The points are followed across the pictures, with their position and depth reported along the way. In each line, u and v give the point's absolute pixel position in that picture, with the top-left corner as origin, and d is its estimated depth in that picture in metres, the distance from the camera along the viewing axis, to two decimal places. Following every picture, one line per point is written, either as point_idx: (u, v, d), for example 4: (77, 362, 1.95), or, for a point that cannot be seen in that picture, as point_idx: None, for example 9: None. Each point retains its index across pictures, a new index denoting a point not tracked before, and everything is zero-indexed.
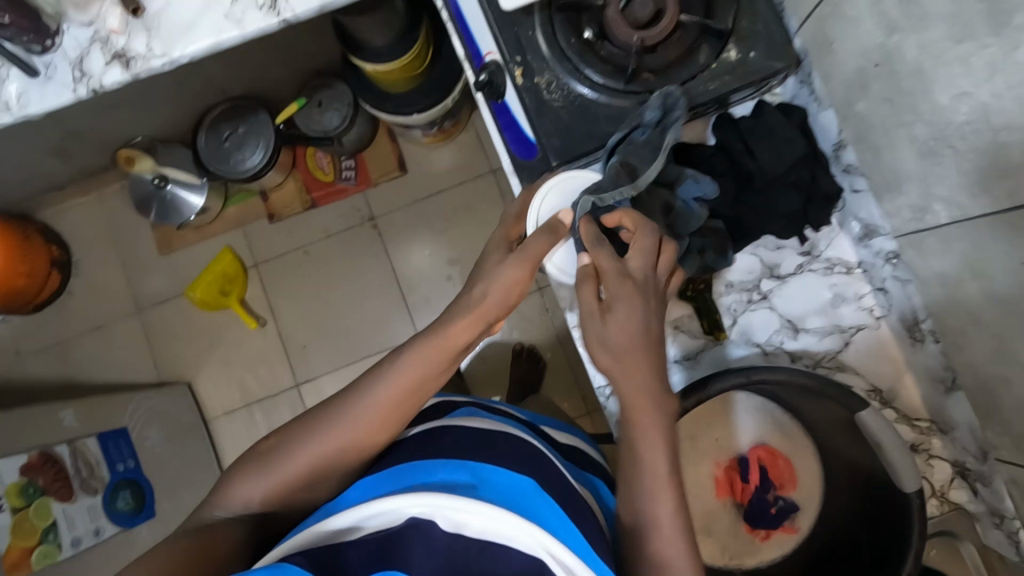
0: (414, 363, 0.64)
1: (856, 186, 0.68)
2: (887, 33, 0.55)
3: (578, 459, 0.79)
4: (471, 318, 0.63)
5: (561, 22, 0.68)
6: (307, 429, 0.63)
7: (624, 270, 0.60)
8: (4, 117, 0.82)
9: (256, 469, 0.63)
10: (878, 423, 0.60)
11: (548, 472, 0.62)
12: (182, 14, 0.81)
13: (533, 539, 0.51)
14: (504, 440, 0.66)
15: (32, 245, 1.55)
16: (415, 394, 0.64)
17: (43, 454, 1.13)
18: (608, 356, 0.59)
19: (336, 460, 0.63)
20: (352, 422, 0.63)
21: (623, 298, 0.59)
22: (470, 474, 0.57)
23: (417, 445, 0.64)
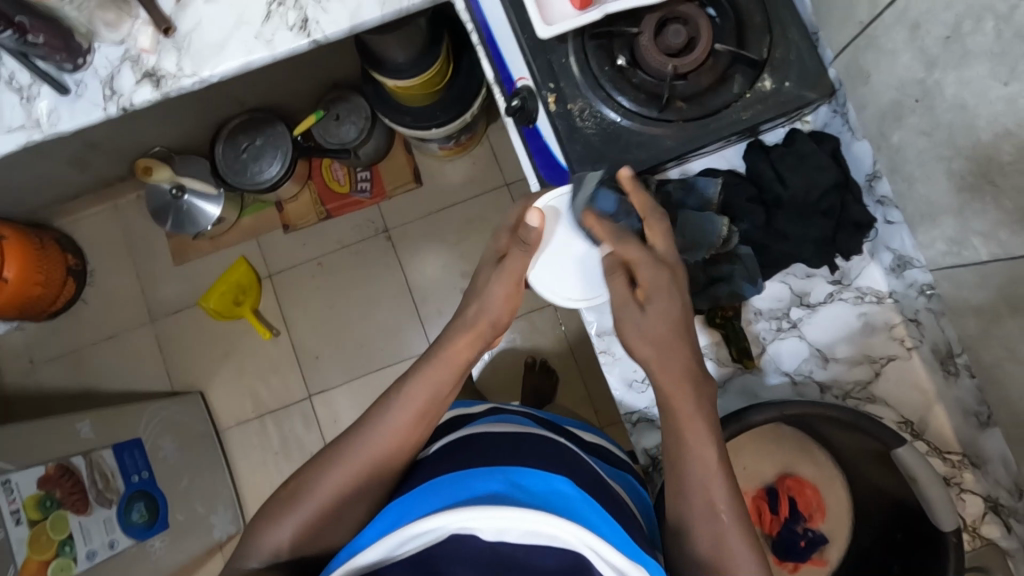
0: (423, 383, 0.68)
1: (890, 218, 0.68)
2: (926, 70, 0.54)
3: (603, 453, 0.78)
4: (471, 334, 0.69)
5: (594, 50, 0.69)
6: (327, 464, 0.65)
7: (657, 258, 0.62)
8: (34, 134, 0.82)
9: (282, 513, 0.63)
10: (916, 462, 0.59)
11: (574, 473, 0.63)
12: (212, 34, 0.81)
13: (573, 536, 0.50)
14: (527, 444, 0.66)
15: (49, 254, 1.56)
16: (429, 410, 0.67)
17: (61, 465, 1.13)
18: (643, 347, 0.60)
19: (361, 488, 0.64)
20: (371, 446, 0.65)
21: (658, 287, 0.60)
22: (501, 480, 0.56)
23: (445, 457, 0.65)
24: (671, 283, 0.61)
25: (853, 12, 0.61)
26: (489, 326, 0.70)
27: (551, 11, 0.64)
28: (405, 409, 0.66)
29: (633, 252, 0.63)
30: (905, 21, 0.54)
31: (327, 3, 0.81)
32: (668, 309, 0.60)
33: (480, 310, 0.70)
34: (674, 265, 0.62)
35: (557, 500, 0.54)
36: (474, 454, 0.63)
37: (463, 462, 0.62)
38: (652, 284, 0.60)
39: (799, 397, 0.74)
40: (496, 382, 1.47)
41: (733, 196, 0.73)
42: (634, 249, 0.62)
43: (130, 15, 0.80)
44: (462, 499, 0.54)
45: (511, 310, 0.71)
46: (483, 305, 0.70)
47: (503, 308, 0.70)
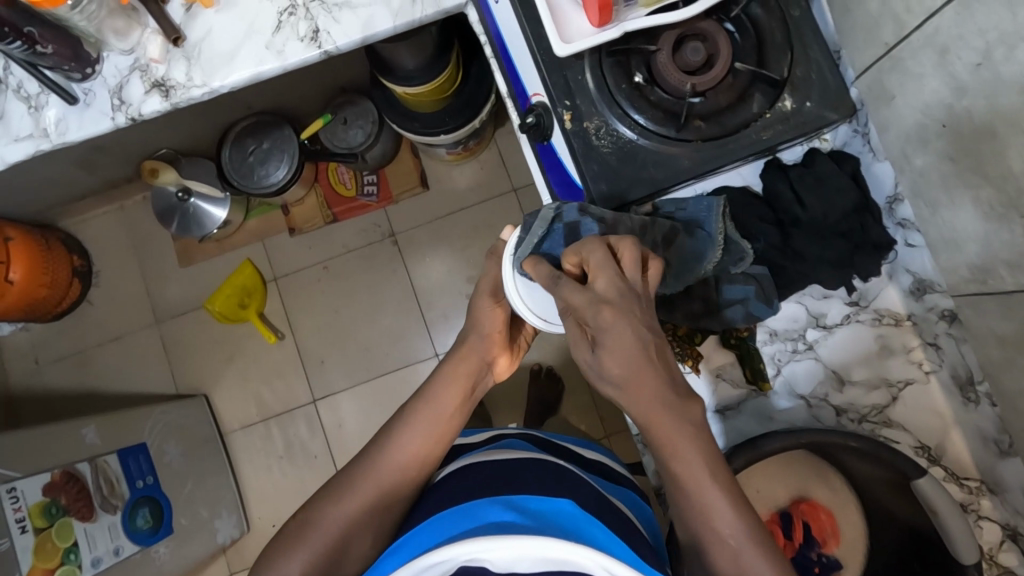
0: (427, 403, 0.74)
1: (910, 241, 0.67)
2: (955, 96, 0.53)
3: (607, 472, 0.79)
4: (462, 358, 0.78)
5: (612, 66, 0.67)
6: (338, 494, 0.67)
7: (598, 297, 0.52)
8: (42, 144, 0.81)
9: (293, 545, 0.63)
10: (936, 492, 0.60)
11: (583, 496, 0.63)
12: (222, 44, 0.80)
13: (593, 562, 0.48)
14: (534, 469, 0.66)
15: (54, 255, 1.55)
16: (434, 432, 0.72)
17: (66, 472, 1.12)
18: (609, 387, 0.51)
19: (373, 512, 0.66)
20: (382, 470, 0.69)
21: (606, 328, 0.49)
22: (511, 509, 0.55)
23: (455, 482, 0.66)
24: (622, 314, 0.50)
25: (877, 33, 0.60)
26: (485, 353, 0.79)
27: (568, 28, 0.63)
28: (413, 432, 0.72)
29: (576, 297, 0.53)
30: (933, 46, 0.53)
31: (338, 14, 0.79)
32: (618, 344, 0.48)
33: (473, 337, 0.79)
34: (625, 294, 0.51)
35: (569, 526, 0.54)
36: (481, 481, 0.63)
37: (473, 490, 0.62)
38: (600, 324, 0.50)
39: (814, 419, 0.73)
40: (502, 390, 1.46)
41: (749, 215, 0.71)
42: (574, 293, 0.53)
43: (139, 24, 0.80)
44: (475, 528, 0.53)
45: (506, 337, 0.80)
46: (478, 336, 0.79)
47: (496, 337, 0.79)
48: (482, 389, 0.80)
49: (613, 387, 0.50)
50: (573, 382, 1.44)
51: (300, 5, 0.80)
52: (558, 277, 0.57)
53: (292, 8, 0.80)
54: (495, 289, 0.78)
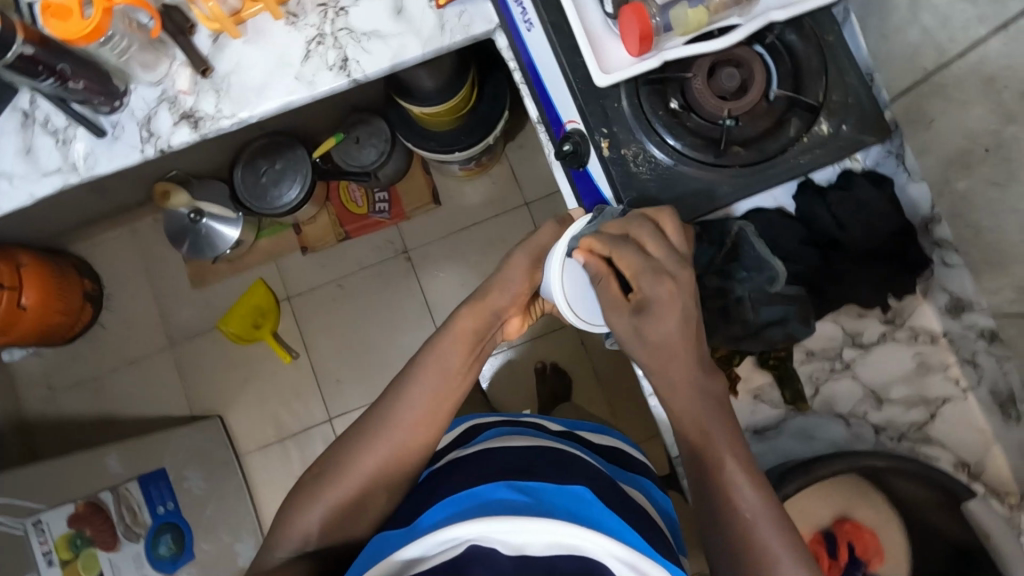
0: (437, 359, 0.71)
1: (948, 261, 0.68)
2: (1002, 123, 0.54)
3: (624, 459, 0.78)
4: (475, 307, 0.73)
5: (649, 93, 0.68)
6: (350, 451, 0.68)
7: (657, 266, 0.60)
8: (71, 177, 0.81)
9: (310, 502, 0.66)
10: (985, 513, 0.62)
11: (599, 487, 0.62)
12: (251, 75, 0.80)
13: (589, 543, 0.50)
14: (550, 457, 0.66)
15: (68, 280, 1.54)
16: (445, 393, 0.70)
17: (90, 503, 1.13)
18: (644, 350, 0.61)
19: (386, 473, 0.67)
20: (392, 428, 0.68)
21: (661, 298, 0.59)
22: (523, 493, 0.56)
23: (466, 466, 0.65)
24: (674, 292, 0.59)
25: (916, 59, 0.62)
26: (502, 307, 0.74)
27: (607, 59, 0.65)
28: (422, 391, 0.69)
29: (628, 260, 0.61)
30: (978, 73, 0.55)
31: (367, 43, 0.80)
32: (667, 316, 0.59)
33: (491, 290, 0.74)
34: (679, 264, 0.61)
35: (580, 513, 0.55)
36: (494, 465, 0.63)
37: (484, 472, 0.62)
38: (656, 294, 0.59)
39: (855, 438, 0.73)
40: (522, 406, 1.45)
41: (788, 237, 0.71)
42: (632, 259, 0.60)
43: (167, 56, 0.80)
44: (486, 509, 0.54)
45: (524, 295, 0.75)
46: (500, 292, 0.74)
47: (516, 294, 0.75)
48: (492, 346, 0.77)
49: (650, 351, 0.60)
50: (593, 396, 1.43)
51: (328, 35, 0.80)
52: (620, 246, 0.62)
53: (320, 37, 0.80)
54: (535, 256, 0.75)
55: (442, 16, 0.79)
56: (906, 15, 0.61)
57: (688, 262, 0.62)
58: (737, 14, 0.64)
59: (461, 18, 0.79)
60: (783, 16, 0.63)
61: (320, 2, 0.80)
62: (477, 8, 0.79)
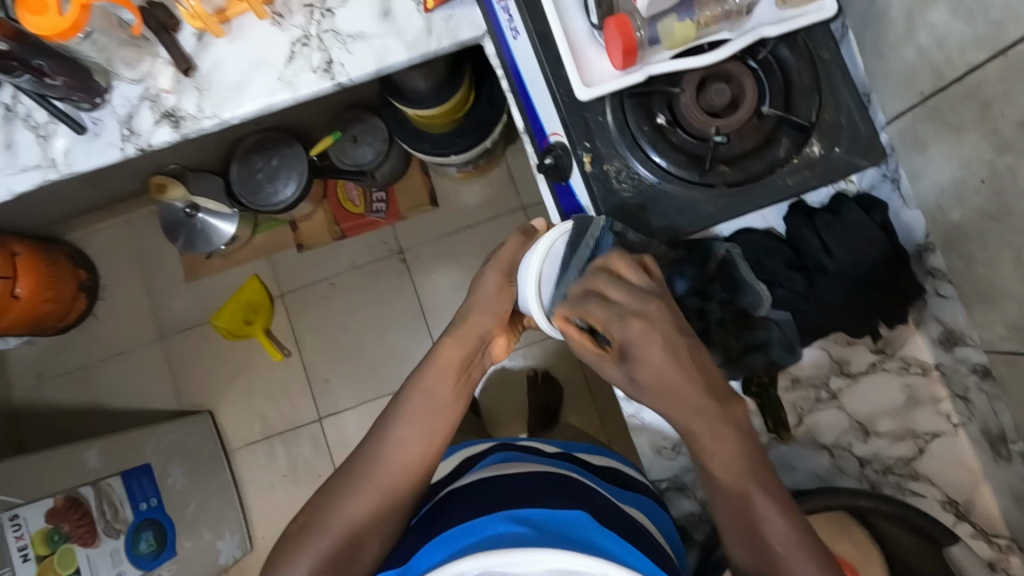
0: (423, 393, 0.69)
1: (940, 292, 0.66)
2: (997, 153, 0.52)
3: (619, 478, 0.74)
4: (456, 335, 0.71)
5: (634, 107, 0.66)
6: (340, 493, 0.65)
7: (624, 310, 0.54)
8: (50, 174, 0.80)
9: (295, 554, 0.61)
10: (967, 557, 0.61)
11: (596, 510, 0.60)
12: (234, 75, 0.79)
13: (591, 567, 0.48)
14: (545, 479, 0.64)
15: (61, 270, 1.53)
16: (434, 422, 0.68)
17: (69, 497, 1.11)
18: (645, 396, 0.56)
19: (379, 512, 0.64)
20: (382, 463, 0.66)
21: (635, 341, 0.53)
22: (518, 521, 0.55)
23: (463, 495, 0.63)
24: (650, 337, 0.53)
25: (913, 80, 0.60)
26: (486, 328, 0.72)
27: (590, 72, 0.63)
28: (410, 423, 0.67)
29: (597, 312, 0.55)
30: (975, 100, 0.53)
31: (352, 45, 0.78)
32: (651, 362, 0.53)
33: (471, 315, 0.72)
34: (647, 301, 0.54)
35: (578, 539, 0.53)
36: (489, 493, 0.61)
37: (479, 503, 0.60)
38: (629, 338, 0.53)
39: (838, 470, 0.71)
40: (510, 413, 1.43)
41: (776, 259, 0.69)
42: (598, 311, 0.55)
43: (150, 54, 0.78)
44: (482, 544, 0.52)
45: (505, 312, 0.73)
46: (479, 312, 0.72)
47: (498, 312, 0.72)
48: (479, 371, 0.74)
49: (655, 396, 0.55)
50: (582, 406, 1.41)
51: (314, 36, 0.78)
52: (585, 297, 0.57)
53: (305, 38, 0.78)
54: (506, 270, 0.72)
55: (429, 20, 0.77)
56: (904, 35, 0.59)
57: (658, 294, 0.55)
58: (728, 28, 0.62)
59: (449, 23, 0.77)
60: (775, 32, 0.61)
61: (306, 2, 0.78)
62: (466, 12, 0.77)
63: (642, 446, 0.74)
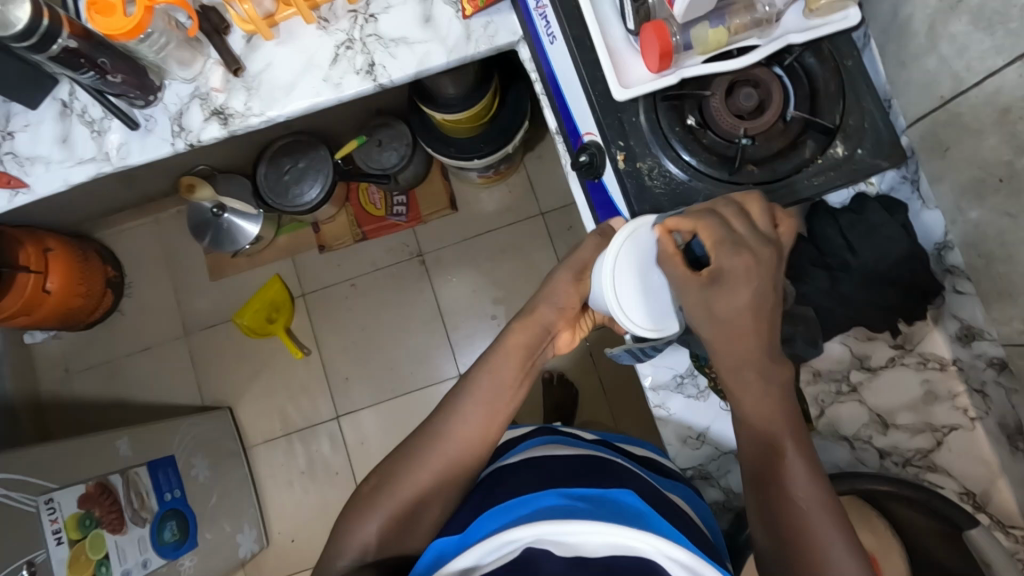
0: (490, 374, 0.71)
1: (959, 288, 0.68)
2: (1015, 153, 0.55)
3: (661, 468, 0.74)
4: (525, 323, 0.73)
5: (666, 109, 0.69)
6: (407, 462, 0.68)
7: (738, 243, 0.59)
8: (104, 167, 0.84)
9: (364, 515, 0.66)
10: (985, 541, 0.63)
11: (643, 493, 0.62)
12: (281, 75, 0.83)
13: (647, 545, 0.50)
14: (591, 463, 0.67)
15: (91, 266, 1.58)
16: (497, 403, 0.70)
17: (100, 484, 1.14)
18: (712, 328, 0.60)
19: (441, 482, 0.67)
20: (447, 439, 0.68)
21: (735, 273, 0.58)
22: (569, 497, 0.58)
23: (513, 474, 0.66)
24: (747, 274, 0.58)
25: (934, 86, 0.63)
26: (554, 322, 0.73)
27: (626, 75, 0.67)
28: (475, 402, 0.70)
29: (710, 232, 0.60)
30: (994, 105, 0.56)
31: (395, 49, 0.82)
32: (739, 293, 0.58)
33: (538, 308, 0.73)
34: (762, 244, 0.60)
35: (626, 515, 0.56)
36: (538, 473, 0.64)
37: (529, 482, 0.63)
38: (731, 267, 0.58)
39: (858, 462, 0.73)
40: (525, 413, 1.46)
41: (800, 258, 0.73)
42: (716, 232, 0.59)
43: (202, 54, 0.83)
44: (537, 516, 0.55)
45: (573, 308, 0.73)
46: (548, 304, 0.73)
47: (566, 307, 0.73)
48: (543, 362, 0.76)
49: (722, 332, 0.59)
50: (596, 407, 1.44)
51: (358, 40, 0.82)
52: (707, 215, 0.61)
53: (349, 42, 0.82)
54: (577, 270, 0.73)
55: (468, 26, 0.81)
56: (924, 43, 0.62)
57: (774, 244, 0.60)
58: (757, 35, 0.65)
59: (486, 29, 0.81)
60: (802, 39, 0.64)
61: (351, 7, 0.82)
62: (503, 20, 0.81)
63: (668, 437, 0.77)
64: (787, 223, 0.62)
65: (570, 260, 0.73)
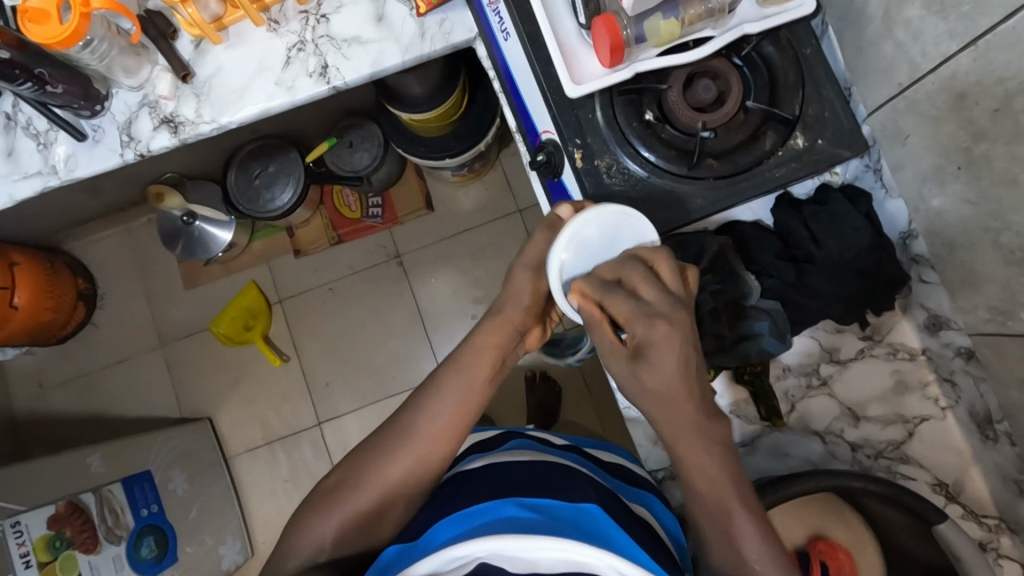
0: (458, 374, 0.68)
1: (924, 277, 0.68)
2: (972, 140, 0.55)
3: (627, 476, 0.74)
4: (495, 323, 0.70)
5: (623, 104, 0.68)
6: (369, 458, 0.66)
7: (650, 310, 0.56)
8: (51, 180, 0.81)
9: (318, 516, 0.63)
10: (955, 534, 0.62)
11: (607, 503, 0.62)
12: (232, 80, 0.80)
13: (600, 561, 0.51)
14: (557, 470, 0.66)
15: (60, 279, 1.50)
16: (465, 405, 0.67)
17: (71, 504, 1.11)
18: (645, 402, 0.57)
19: (403, 484, 0.65)
20: (413, 442, 0.65)
21: (656, 342, 0.55)
22: (530, 509, 0.57)
23: (477, 479, 0.65)
24: (671, 340, 0.55)
25: (891, 73, 0.62)
26: (525, 320, 0.70)
27: (580, 71, 0.65)
28: (444, 403, 0.67)
29: (621, 306, 0.57)
30: (949, 91, 0.55)
31: (348, 50, 0.80)
32: (664, 362, 0.55)
33: (507, 307, 0.70)
34: (674, 307, 0.56)
35: (586, 527, 0.56)
36: (503, 480, 0.63)
37: (493, 487, 0.62)
38: (650, 339, 0.55)
39: (830, 456, 0.72)
40: (508, 413, 1.44)
41: (765, 252, 0.71)
42: (622, 306, 0.57)
43: (149, 61, 0.80)
44: (495, 525, 0.54)
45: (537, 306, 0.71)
46: (516, 304, 0.70)
47: (534, 305, 0.71)
48: (514, 360, 0.73)
49: (654, 402, 0.56)
50: (581, 405, 1.42)
51: (309, 41, 0.80)
52: (611, 287, 0.59)
53: (301, 43, 0.80)
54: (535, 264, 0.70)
55: (422, 24, 0.79)
56: (879, 29, 0.61)
57: (686, 304, 0.57)
58: (711, 25, 0.64)
59: (441, 26, 0.79)
60: (758, 28, 0.63)
61: (301, 7, 0.80)
62: (459, 16, 0.79)
63: (638, 437, 0.76)
64: (692, 274, 0.60)
65: (524, 259, 0.69)
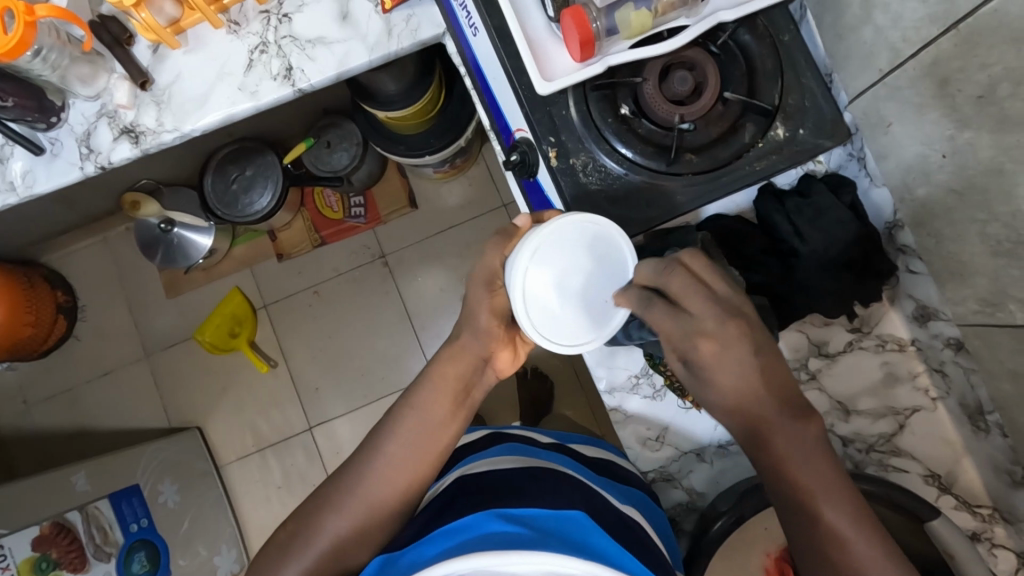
0: (416, 414, 0.68)
1: (911, 267, 0.66)
2: (957, 127, 0.53)
3: (615, 472, 0.73)
4: (454, 355, 0.70)
5: (597, 100, 0.66)
6: (331, 504, 0.65)
7: (698, 326, 0.56)
8: (10, 198, 0.78)
9: (285, 558, 0.62)
10: (947, 530, 0.61)
11: (597, 510, 0.60)
12: (193, 87, 0.77)
13: (583, 570, 0.48)
14: (545, 476, 0.65)
15: (37, 293, 1.46)
16: (424, 443, 0.67)
17: (57, 523, 1.10)
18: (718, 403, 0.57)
19: (365, 526, 0.64)
20: (370, 484, 0.65)
21: (713, 357, 0.55)
22: (511, 521, 0.55)
23: (466, 492, 0.64)
24: (731, 350, 0.55)
25: (872, 60, 0.60)
26: (483, 348, 0.69)
27: (551, 66, 0.63)
28: (400, 442, 0.67)
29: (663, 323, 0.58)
30: (932, 76, 0.53)
31: (312, 50, 0.76)
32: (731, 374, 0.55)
33: (466, 338, 0.69)
34: (726, 320, 0.56)
35: (570, 537, 0.54)
36: (485, 489, 0.63)
37: (478, 500, 0.61)
38: (702, 355, 0.56)
39: None
40: (502, 412, 1.41)
41: (748, 247, 0.70)
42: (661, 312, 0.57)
43: (105, 69, 0.76)
44: (473, 544, 0.52)
45: (498, 327, 0.69)
46: (471, 332, 0.69)
47: (492, 330, 0.69)
48: (484, 387, 0.72)
49: (722, 409, 0.57)
50: (575, 401, 1.40)
51: (272, 43, 0.77)
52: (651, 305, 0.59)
53: (263, 46, 0.77)
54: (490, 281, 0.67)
55: (389, 21, 0.76)
56: (859, 14, 0.59)
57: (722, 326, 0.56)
58: (686, 15, 0.61)
59: (408, 23, 0.76)
60: (733, 16, 0.60)
61: (262, 8, 0.77)
62: (426, 12, 0.76)
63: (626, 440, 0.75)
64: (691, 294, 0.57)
65: None
